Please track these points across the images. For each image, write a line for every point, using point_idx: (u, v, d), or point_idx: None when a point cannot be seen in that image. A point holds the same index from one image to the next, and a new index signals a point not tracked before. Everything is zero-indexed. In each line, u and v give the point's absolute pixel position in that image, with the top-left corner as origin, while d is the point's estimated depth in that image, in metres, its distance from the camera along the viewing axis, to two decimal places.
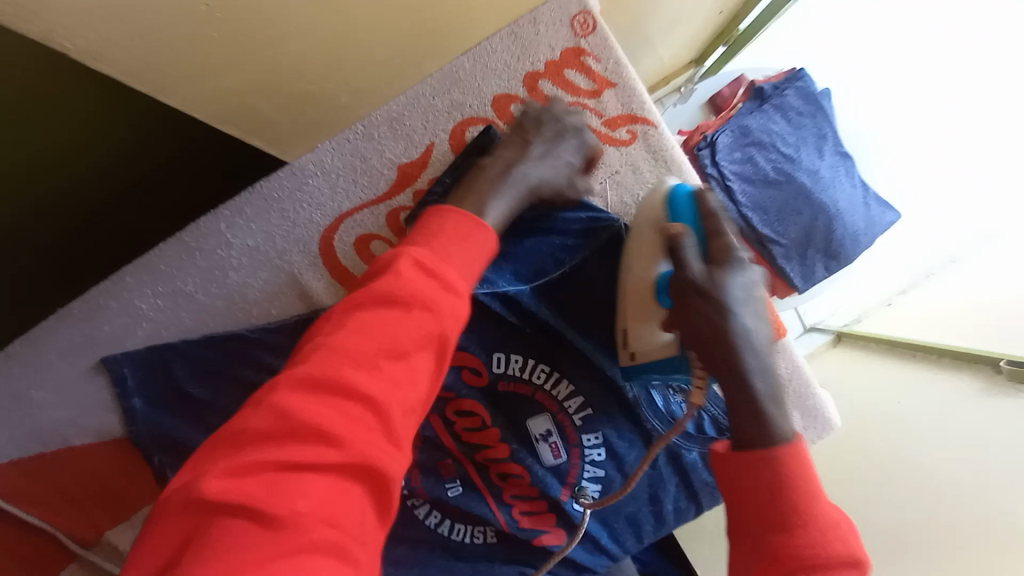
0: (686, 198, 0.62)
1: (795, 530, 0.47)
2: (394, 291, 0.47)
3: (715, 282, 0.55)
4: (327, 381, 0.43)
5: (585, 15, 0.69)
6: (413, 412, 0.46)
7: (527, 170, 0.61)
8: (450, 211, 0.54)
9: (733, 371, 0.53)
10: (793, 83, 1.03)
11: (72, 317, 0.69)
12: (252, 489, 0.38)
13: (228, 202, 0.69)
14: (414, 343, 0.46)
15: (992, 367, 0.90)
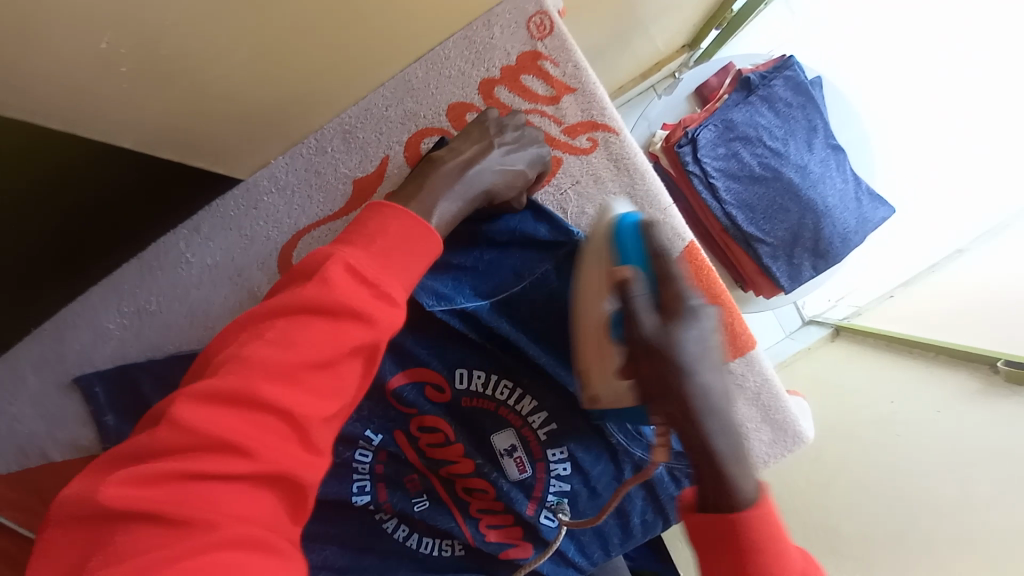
0: (632, 228, 0.56)
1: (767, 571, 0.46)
2: (319, 300, 0.44)
3: (670, 341, 0.44)
4: (243, 395, 0.41)
5: (541, 17, 0.65)
6: (335, 418, 0.46)
7: (487, 174, 0.60)
8: (395, 209, 0.51)
9: (682, 427, 0.46)
10: (782, 72, 0.97)
11: (41, 336, 0.70)
12: (158, 500, 0.37)
13: (188, 221, 0.70)
14: (339, 356, 0.45)
15: (989, 368, 0.86)
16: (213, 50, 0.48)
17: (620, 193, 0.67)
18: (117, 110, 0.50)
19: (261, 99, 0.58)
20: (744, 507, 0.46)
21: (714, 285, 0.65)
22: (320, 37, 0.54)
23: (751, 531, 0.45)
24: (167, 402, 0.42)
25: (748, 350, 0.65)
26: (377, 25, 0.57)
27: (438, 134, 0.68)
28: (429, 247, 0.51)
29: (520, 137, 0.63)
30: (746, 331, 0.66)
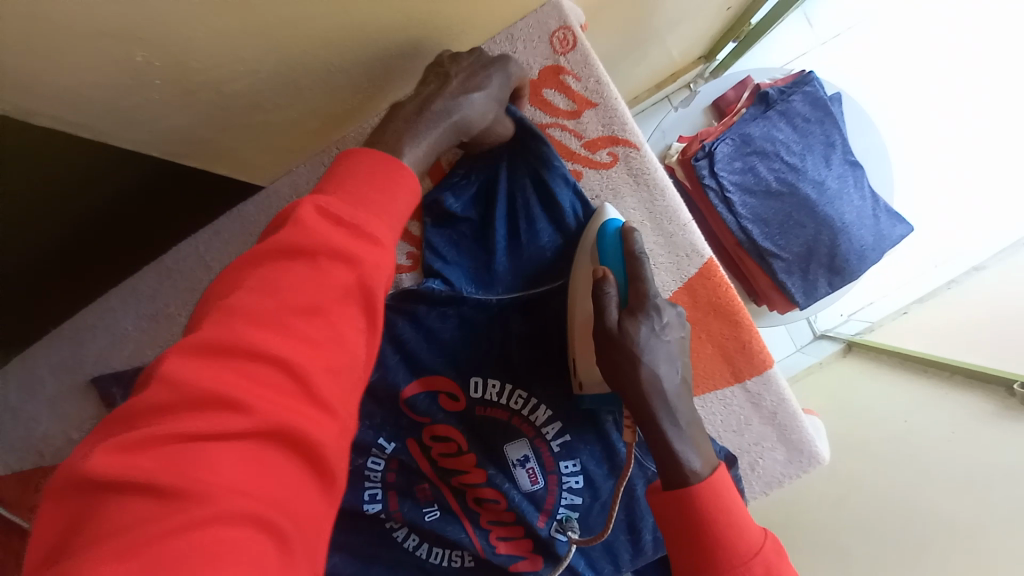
0: (614, 232, 0.57)
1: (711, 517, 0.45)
2: (298, 244, 0.43)
3: (624, 334, 0.49)
4: (231, 344, 0.38)
5: (564, 31, 0.64)
6: (340, 371, 0.42)
7: (451, 106, 0.55)
8: (357, 151, 0.50)
9: (640, 415, 0.48)
10: (801, 87, 0.96)
11: (59, 338, 0.72)
12: (149, 464, 0.33)
13: (206, 225, 0.70)
14: (330, 300, 0.42)
15: (1006, 390, 0.84)
16: (235, 73, 0.50)
17: (638, 207, 0.66)
18: (140, 123, 0.51)
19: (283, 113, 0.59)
20: (693, 481, 0.46)
21: (732, 301, 0.64)
22: (347, 57, 0.55)
23: (700, 497, 0.45)
24: (150, 368, 0.38)
25: (766, 368, 0.65)
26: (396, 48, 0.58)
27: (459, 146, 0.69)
28: (403, 181, 0.50)
29: (478, 67, 0.58)
30: (764, 349, 0.65)
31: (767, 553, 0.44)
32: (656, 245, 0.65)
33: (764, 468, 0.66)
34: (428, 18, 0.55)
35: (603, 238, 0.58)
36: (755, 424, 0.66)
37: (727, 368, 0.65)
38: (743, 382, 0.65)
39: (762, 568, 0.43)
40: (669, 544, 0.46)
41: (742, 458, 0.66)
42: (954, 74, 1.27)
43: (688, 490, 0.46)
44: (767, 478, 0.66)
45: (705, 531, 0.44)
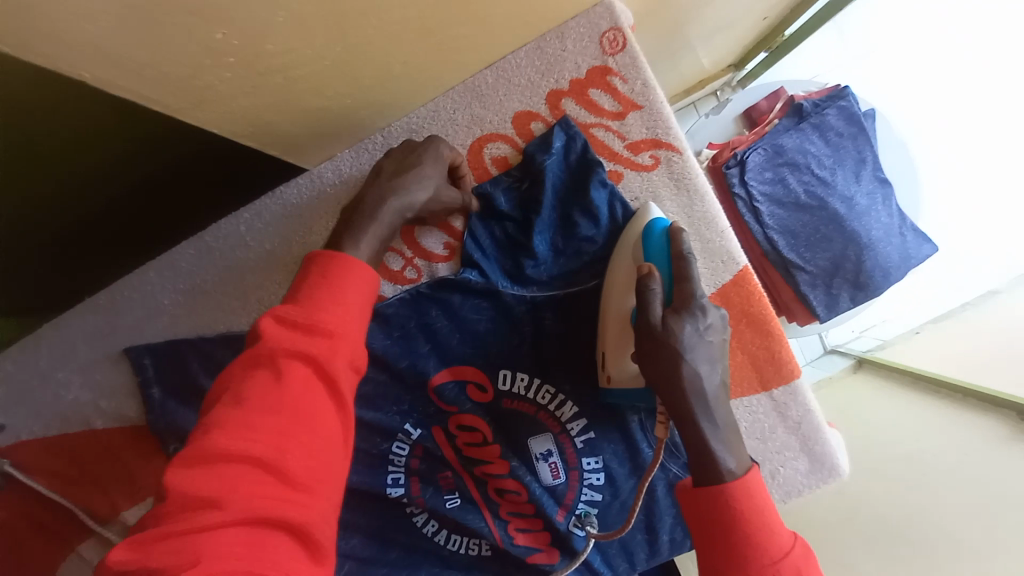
0: (661, 232, 0.58)
1: (742, 517, 0.46)
2: (258, 353, 0.45)
3: (668, 332, 0.50)
4: (206, 453, 0.40)
5: (615, 32, 0.64)
6: (313, 453, 0.43)
7: (386, 192, 0.57)
8: (313, 254, 0.51)
9: (680, 412, 0.49)
10: (836, 102, 0.97)
11: (96, 309, 0.74)
12: (151, 564, 0.37)
13: (247, 204, 0.71)
14: (291, 394, 0.44)
15: (1017, 417, 0.86)
16: (294, 59, 0.50)
17: (676, 213, 0.65)
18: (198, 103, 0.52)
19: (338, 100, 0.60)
20: (727, 479, 0.47)
21: (764, 311, 0.65)
22: (408, 49, 0.56)
23: (733, 498, 0.46)
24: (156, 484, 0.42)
25: (792, 379, 0.65)
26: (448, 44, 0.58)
27: (503, 140, 0.68)
28: (348, 270, 0.49)
29: (411, 154, 0.59)
30: (793, 360, 0.66)
31: (796, 557, 0.45)
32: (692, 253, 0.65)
33: (783, 476, 0.67)
34: (485, 15, 0.55)
35: (647, 236, 0.59)
36: (779, 433, 0.67)
37: (755, 377, 0.66)
38: (769, 391, 0.66)
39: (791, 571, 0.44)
40: (700, 540, 0.47)
41: (764, 465, 0.67)
42: (983, 97, 1.27)
43: (722, 488, 0.47)
44: (787, 487, 0.67)
45: (737, 529, 0.45)
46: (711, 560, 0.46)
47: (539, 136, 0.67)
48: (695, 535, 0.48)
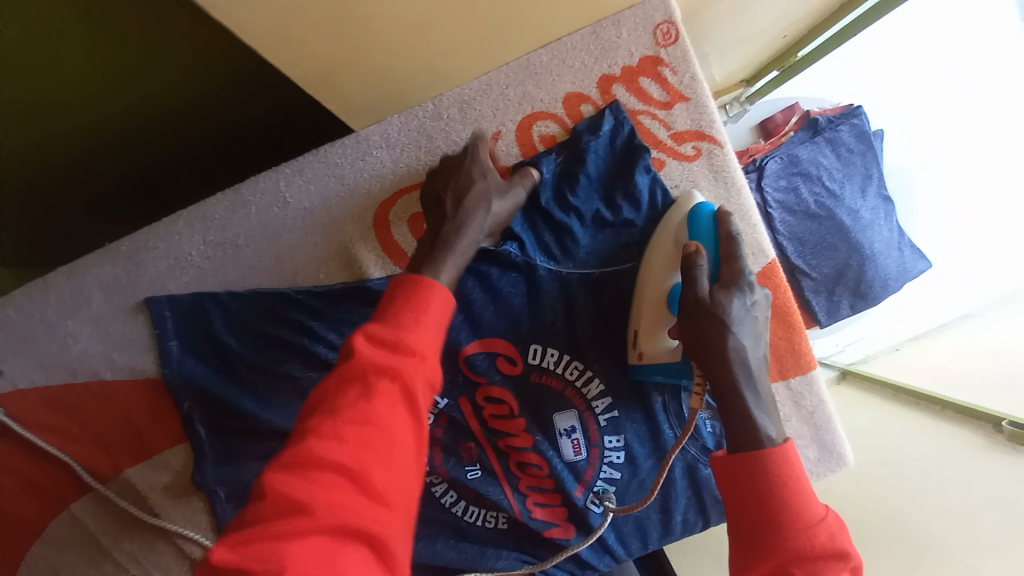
0: (708, 215, 0.61)
1: (772, 484, 0.48)
2: (351, 368, 0.45)
3: (716, 306, 0.55)
4: (302, 460, 0.41)
5: (669, 25, 0.67)
6: (398, 468, 0.43)
7: (457, 226, 0.58)
8: (395, 278, 0.51)
9: (725, 379, 0.54)
10: (849, 119, 1.03)
11: (117, 254, 0.71)
12: (246, 566, 0.36)
13: (288, 161, 0.70)
14: (381, 409, 0.43)
15: (993, 427, 0.92)
16: (374, 12, 0.50)
17: (714, 203, 0.69)
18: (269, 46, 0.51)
19: (405, 63, 0.60)
20: (769, 446, 0.50)
21: (787, 303, 0.69)
22: (484, 17, 0.57)
23: (773, 467, 0.48)
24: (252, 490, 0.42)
25: (809, 370, 0.69)
26: (516, 19, 0.60)
27: (552, 119, 0.70)
28: (433, 294, 0.50)
29: (473, 184, 0.61)
30: (811, 353, 0.70)
31: (830, 524, 0.47)
32: None
33: None
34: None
35: (694, 219, 0.62)
36: (794, 422, 0.70)
37: (775, 365, 0.70)
38: (787, 380, 0.69)
39: (826, 535, 0.46)
40: (727, 497, 0.50)
41: None
42: None
43: (763, 454, 0.49)
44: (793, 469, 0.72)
45: (768, 496, 0.47)
46: (737, 520, 0.49)
47: (588, 118, 0.70)
48: (727, 496, 0.50)
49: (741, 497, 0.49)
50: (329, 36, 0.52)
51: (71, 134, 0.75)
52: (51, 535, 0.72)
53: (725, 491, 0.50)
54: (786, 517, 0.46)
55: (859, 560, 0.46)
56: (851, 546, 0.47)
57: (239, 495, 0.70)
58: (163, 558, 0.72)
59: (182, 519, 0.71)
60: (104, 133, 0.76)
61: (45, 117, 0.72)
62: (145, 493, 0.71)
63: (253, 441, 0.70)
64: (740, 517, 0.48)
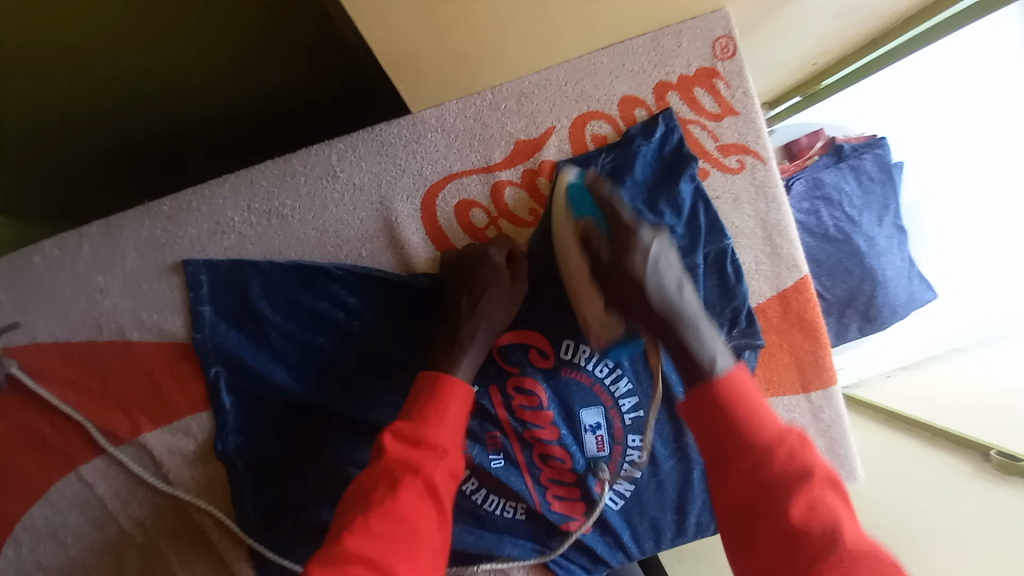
0: (583, 191, 0.64)
1: (731, 417, 0.53)
2: (380, 466, 0.54)
3: (624, 265, 0.57)
4: (339, 554, 0.48)
5: (727, 40, 0.69)
6: (417, 560, 0.50)
7: (472, 327, 0.64)
8: (421, 380, 0.60)
9: (668, 336, 0.56)
10: (872, 149, 1.07)
11: (158, 212, 0.70)
12: None
13: (342, 136, 0.71)
14: (406, 503, 0.52)
15: (981, 455, 0.94)
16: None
17: (754, 216, 0.73)
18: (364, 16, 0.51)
19: (481, 53, 0.61)
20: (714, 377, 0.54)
21: (816, 320, 0.73)
22: (565, 15, 0.58)
23: (725, 398, 0.54)
24: None
25: (830, 384, 0.73)
26: (589, 17, 0.61)
27: (606, 120, 0.72)
28: (454, 394, 0.59)
29: (483, 276, 0.66)
30: (832, 368, 0.74)
31: (789, 442, 0.52)
32: (760, 256, 0.73)
33: None
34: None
35: (574, 197, 0.64)
36: (811, 433, 0.74)
37: (798, 378, 0.74)
38: (809, 394, 0.74)
39: (786, 454, 0.51)
40: (699, 444, 0.56)
41: None
42: None
43: (711, 389, 0.54)
44: None
45: (727, 429, 0.53)
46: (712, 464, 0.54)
47: (641, 123, 0.71)
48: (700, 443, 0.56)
49: (707, 442, 0.54)
50: (421, 15, 0.52)
51: (116, 88, 0.76)
52: (56, 495, 0.70)
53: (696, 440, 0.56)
54: (745, 444, 0.52)
55: (825, 470, 0.51)
56: (817, 457, 0.52)
57: (258, 467, 0.69)
58: (172, 527, 0.70)
59: (195, 488, 0.70)
60: (147, 90, 0.77)
61: (91, 68, 0.72)
62: (161, 460, 0.70)
63: (279, 413, 0.69)
64: (712, 456, 0.54)
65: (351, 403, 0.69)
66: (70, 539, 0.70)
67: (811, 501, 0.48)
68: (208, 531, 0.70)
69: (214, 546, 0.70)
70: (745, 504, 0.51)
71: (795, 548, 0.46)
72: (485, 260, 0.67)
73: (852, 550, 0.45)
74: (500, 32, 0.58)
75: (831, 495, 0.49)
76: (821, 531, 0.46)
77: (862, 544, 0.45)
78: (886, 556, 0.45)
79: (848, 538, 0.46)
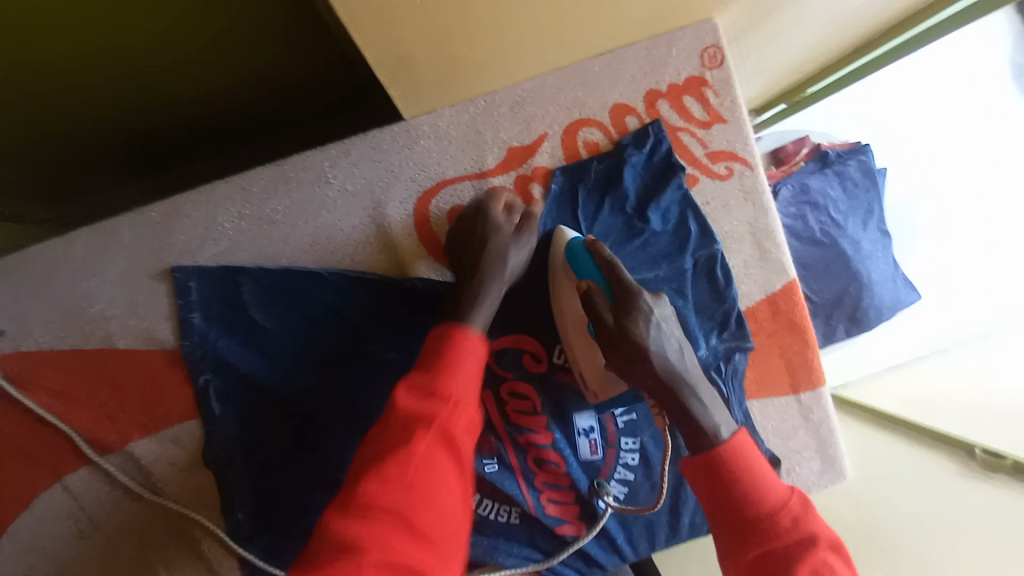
0: (583, 249, 0.65)
1: (736, 481, 0.56)
2: (395, 417, 0.52)
3: (625, 330, 0.59)
4: (358, 503, 0.47)
5: (716, 49, 0.71)
6: (438, 509, 0.50)
7: (484, 279, 0.63)
8: (436, 328, 0.59)
9: (674, 404, 0.59)
10: (857, 155, 1.10)
11: (147, 217, 0.69)
12: None
13: (336, 142, 0.71)
14: (422, 453, 0.50)
15: (967, 452, 0.97)
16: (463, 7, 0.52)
17: (743, 222, 0.74)
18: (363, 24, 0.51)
19: (476, 60, 0.62)
20: (719, 443, 0.58)
21: (804, 322, 0.74)
22: (558, 25, 0.60)
23: (730, 462, 0.56)
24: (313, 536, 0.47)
25: (818, 385, 0.75)
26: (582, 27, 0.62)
27: (598, 127, 0.73)
28: (468, 343, 0.57)
29: (493, 229, 0.66)
30: (820, 369, 0.76)
31: (793, 507, 0.55)
32: (749, 260, 0.74)
33: (799, 474, 0.76)
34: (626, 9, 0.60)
35: (572, 254, 0.66)
36: (801, 433, 0.75)
37: (788, 379, 0.75)
38: (798, 394, 0.75)
39: (792, 521, 0.54)
40: (702, 499, 0.58)
41: (786, 461, 0.75)
42: None
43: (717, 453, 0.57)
44: (796, 481, 0.77)
45: (733, 491, 0.56)
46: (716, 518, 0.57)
47: (633, 131, 0.72)
48: (704, 500, 0.58)
49: (714, 501, 0.57)
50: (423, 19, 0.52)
51: (112, 93, 0.76)
52: (41, 504, 0.68)
53: (701, 497, 0.58)
54: (751, 508, 0.55)
55: (825, 532, 0.54)
56: (817, 522, 0.55)
57: (248, 475, 0.68)
58: (160, 537, 0.69)
59: (184, 497, 0.69)
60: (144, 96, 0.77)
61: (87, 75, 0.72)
62: (150, 469, 0.69)
63: (269, 423, 0.68)
64: (715, 512, 0.57)
65: (345, 408, 0.69)
66: (54, 550, 0.68)
67: (817, 570, 0.51)
68: (198, 540, 0.69)
69: (203, 556, 0.69)
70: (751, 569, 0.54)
71: None
72: (494, 215, 0.67)
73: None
74: (494, 41, 0.59)
75: (830, 559, 0.53)
76: None
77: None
78: None
79: None
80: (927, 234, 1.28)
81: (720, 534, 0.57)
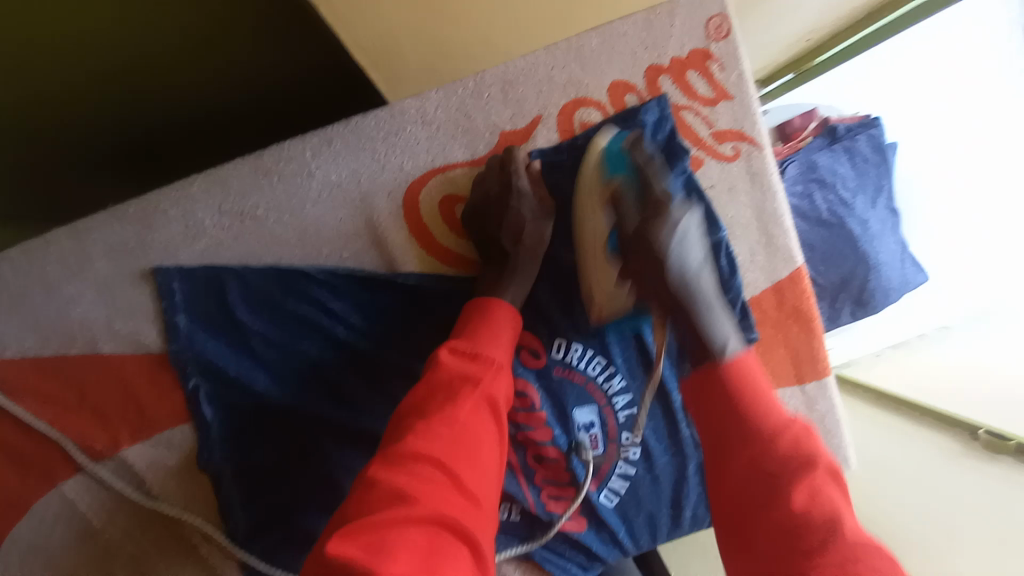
0: (621, 153, 0.63)
1: (731, 397, 0.54)
2: (437, 377, 0.53)
3: (652, 235, 0.59)
4: (404, 453, 0.47)
5: (721, 19, 0.67)
6: (482, 467, 0.50)
7: (523, 261, 0.65)
8: (473, 302, 0.61)
9: (681, 312, 0.59)
10: (867, 130, 1.05)
11: (124, 215, 0.66)
12: (359, 553, 0.40)
13: (316, 131, 0.67)
14: (466, 410, 0.51)
15: (970, 433, 0.94)
16: None
17: (748, 206, 0.70)
18: None
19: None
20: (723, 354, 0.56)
21: (810, 310, 0.72)
22: None
23: (728, 381, 0.55)
24: (354, 490, 0.46)
25: (825, 375, 0.73)
26: None
27: (596, 108, 0.68)
28: (500, 312, 0.60)
29: (522, 212, 0.65)
30: (827, 358, 0.73)
31: (794, 430, 0.52)
32: (755, 246, 0.71)
33: None
34: None
35: (608, 160, 0.64)
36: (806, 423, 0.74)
37: (793, 369, 0.73)
38: (803, 384, 0.73)
39: (790, 440, 0.51)
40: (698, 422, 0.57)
41: None
42: None
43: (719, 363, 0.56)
44: None
45: (728, 408, 0.54)
46: (712, 442, 0.55)
47: (632, 110, 0.68)
48: (700, 426, 0.57)
49: (708, 423, 0.56)
50: None
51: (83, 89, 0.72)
52: (34, 511, 0.67)
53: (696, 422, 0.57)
54: (745, 427, 0.52)
55: (827, 459, 0.50)
56: (820, 450, 0.50)
57: (242, 480, 0.66)
58: (157, 541, 0.68)
59: (180, 501, 0.68)
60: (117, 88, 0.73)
61: None
62: (143, 475, 0.67)
63: (261, 426, 0.66)
64: (708, 434, 0.55)
65: (339, 409, 0.67)
66: (51, 556, 0.67)
67: (814, 491, 0.46)
68: (197, 544, 0.68)
69: (202, 559, 0.69)
70: (739, 487, 0.50)
71: (791, 537, 0.44)
72: (521, 196, 0.65)
73: (851, 540, 0.43)
74: None
75: (831, 487, 0.47)
76: (817, 524, 0.44)
77: (862, 540, 0.43)
78: (883, 557, 0.41)
79: (844, 536, 0.43)
80: (937, 210, 1.24)
81: (713, 455, 0.55)
